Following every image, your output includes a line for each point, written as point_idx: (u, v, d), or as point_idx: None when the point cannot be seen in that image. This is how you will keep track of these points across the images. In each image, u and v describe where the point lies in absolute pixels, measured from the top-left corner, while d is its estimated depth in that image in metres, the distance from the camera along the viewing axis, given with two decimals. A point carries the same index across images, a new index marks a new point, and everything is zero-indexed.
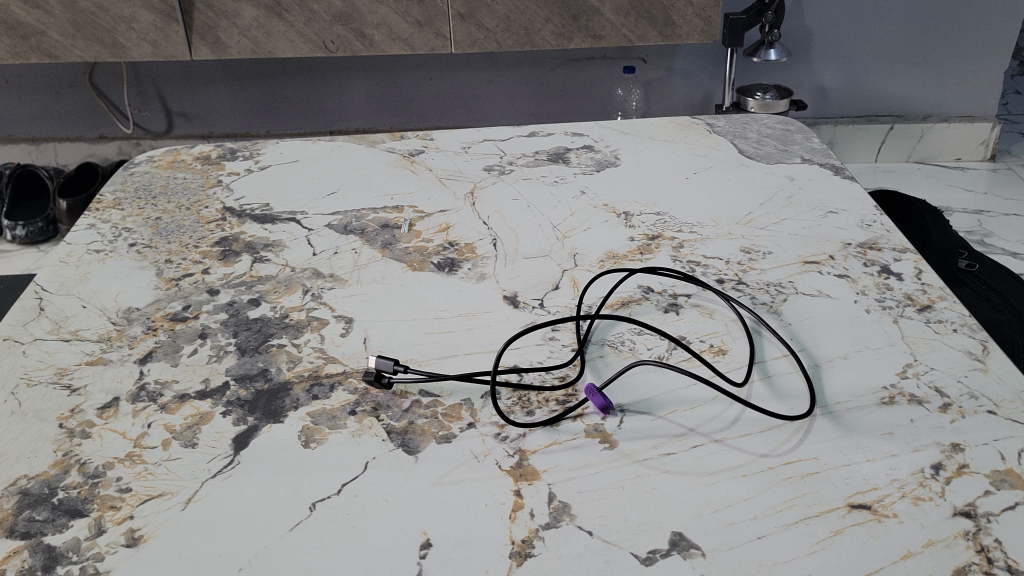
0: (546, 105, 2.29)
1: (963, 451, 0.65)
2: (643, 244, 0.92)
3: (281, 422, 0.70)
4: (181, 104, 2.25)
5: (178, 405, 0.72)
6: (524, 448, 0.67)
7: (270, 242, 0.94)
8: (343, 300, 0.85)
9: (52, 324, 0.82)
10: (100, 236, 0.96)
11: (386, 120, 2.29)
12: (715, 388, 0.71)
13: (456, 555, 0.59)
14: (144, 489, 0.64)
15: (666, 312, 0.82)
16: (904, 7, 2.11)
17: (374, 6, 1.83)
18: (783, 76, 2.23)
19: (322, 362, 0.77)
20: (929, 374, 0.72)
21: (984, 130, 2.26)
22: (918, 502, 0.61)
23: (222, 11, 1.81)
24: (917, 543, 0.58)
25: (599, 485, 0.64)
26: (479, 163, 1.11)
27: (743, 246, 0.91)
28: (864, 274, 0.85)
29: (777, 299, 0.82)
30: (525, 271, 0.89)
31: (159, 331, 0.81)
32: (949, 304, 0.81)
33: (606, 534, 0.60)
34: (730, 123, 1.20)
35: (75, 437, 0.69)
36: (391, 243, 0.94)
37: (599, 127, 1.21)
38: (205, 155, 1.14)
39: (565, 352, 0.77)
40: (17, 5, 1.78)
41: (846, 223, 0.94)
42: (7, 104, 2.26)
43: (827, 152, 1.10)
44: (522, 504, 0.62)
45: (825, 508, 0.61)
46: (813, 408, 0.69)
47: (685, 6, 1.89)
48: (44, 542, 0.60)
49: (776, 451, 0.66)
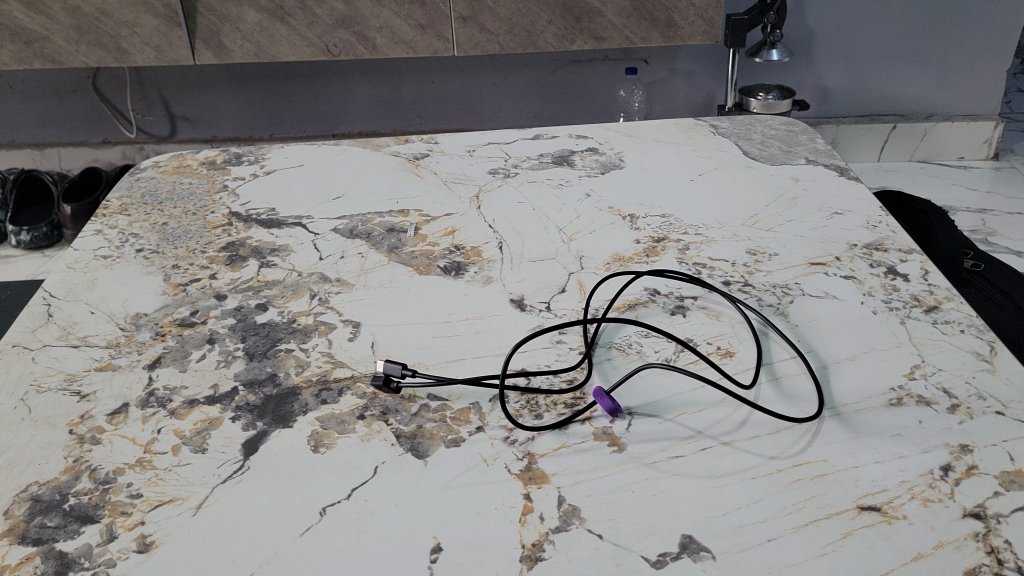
0: (549, 106, 2.29)
1: (972, 452, 0.65)
2: (649, 246, 0.92)
3: (290, 427, 0.70)
4: (184, 108, 2.25)
5: (187, 411, 0.72)
6: (533, 452, 0.67)
7: (276, 247, 0.95)
8: (351, 305, 0.85)
9: (61, 330, 0.82)
10: (107, 242, 0.97)
11: (389, 123, 2.29)
12: (723, 390, 0.71)
13: (466, 559, 0.59)
14: (155, 495, 0.64)
15: (673, 314, 0.82)
16: (906, 6, 2.11)
17: (377, 10, 1.83)
18: (785, 76, 2.23)
19: (331, 366, 0.77)
20: (936, 375, 0.72)
21: (986, 129, 2.26)
22: (928, 504, 0.61)
23: (225, 15, 1.82)
24: (927, 545, 0.58)
25: (609, 488, 0.64)
26: (483, 166, 1.11)
27: (750, 248, 0.91)
28: (870, 275, 0.85)
29: (783, 301, 0.83)
30: (531, 275, 0.89)
31: (168, 336, 0.81)
32: (956, 304, 0.81)
33: (617, 537, 0.60)
34: (734, 124, 1.21)
35: (86, 443, 0.69)
36: (397, 246, 0.94)
37: (603, 129, 1.21)
38: (210, 160, 1.15)
39: (572, 355, 0.77)
40: (20, 11, 1.78)
41: (852, 224, 0.94)
42: (11, 110, 2.27)
43: (831, 153, 1.10)
44: (531, 508, 0.63)
45: (834, 510, 0.61)
46: (822, 410, 0.69)
47: (687, 7, 1.89)
48: (57, 549, 0.61)
49: (785, 453, 0.66)
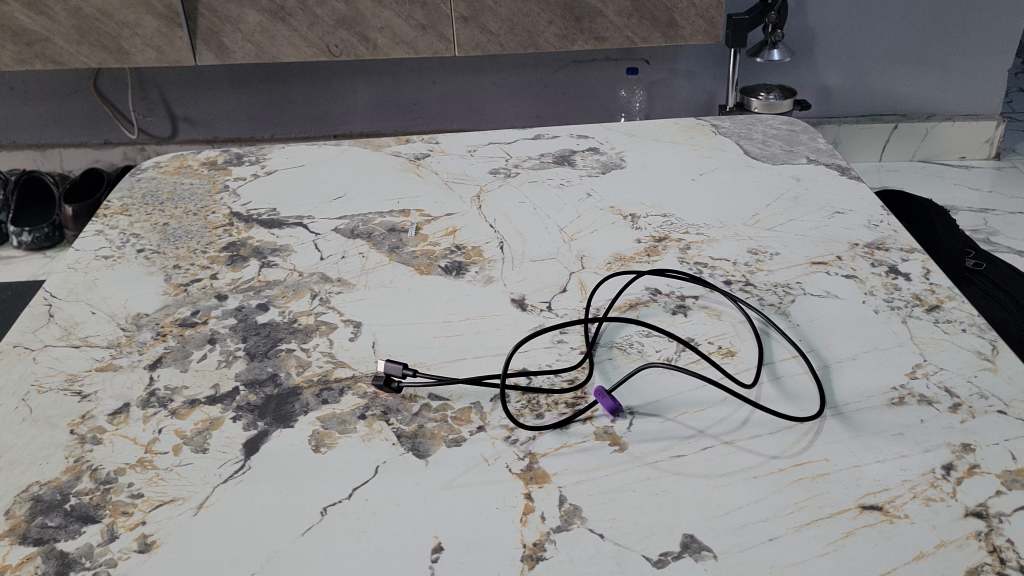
0: (550, 107, 2.29)
1: (973, 451, 0.65)
2: (650, 246, 0.92)
3: (291, 426, 0.70)
4: (185, 109, 2.25)
5: (188, 411, 0.72)
6: (534, 451, 0.67)
7: (277, 247, 0.95)
8: (351, 305, 0.85)
9: (61, 330, 0.82)
10: (109, 242, 0.97)
11: (390, 123, 2.29)
12: (725, 389, 0.71)
13: (467, 559, 0.59)
14: (156, 495, 0.64)
15: (674, 313, 0.82)
16: (907, 6, 2.11)
17: (377, 10, 1.83)
18: (786, 76, 2.23)
19: (332, 366, 0.77)
20: (938, 374, 0.72)
21: (988, 129, 2.26)
22: (929, 503, 0.61)
23: (226, 15, 1.82)
24: (929, 544, 0.58)
25: (610, 488, 0.64)
26: (484, 166, 1.11)
27: (751, 248, 0.91)
28: (872, 275, 0.85)
29: (785, 300, 0.82)
30: (532, 274, 0.89)
31: (169, 336, 0.81)
32: (958, 303, 0.81)
33: (618, 536, 0.60)
34: (735, 123, 1.20)
35: (87, 443, 0.69)
36: (398, 246, 0.94)
37: (605, 129, 1.21)
38: (211, 160, 1.15)
39: (574, 354, 0.77)
40: (21, 12, 1.79)
41: (854, 223, 0.94)
42: (12, 110, 2.27)
43: (832, 152, 1.10)
44: (532, 507, 0.62)
45: (836, 509, 0.61)
46: (823, 409, 0.69)
47: (688, 7, 1.89)
48: (58, 548, 0.61)
49: (787, 452, 0.66)
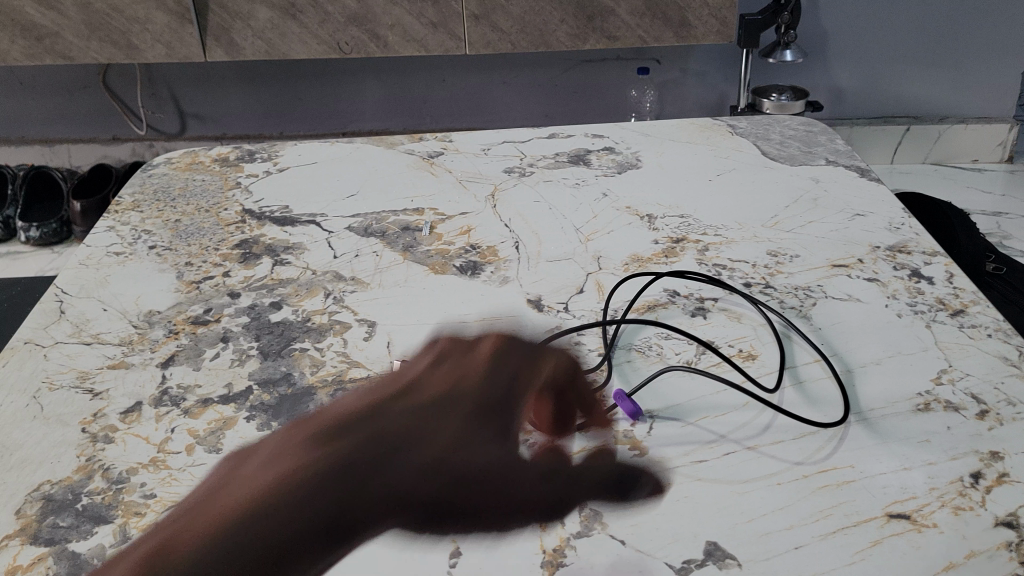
0: (560, 106, 2.28)
1: (1002, 459, 0.63)
2: (668, 247, 0.91)
3: (306, 427, 0.69)
4: (194, 106, 2.24)
5: (201, 410, 0.71)
6: (552, 456, 0.66)
7: (290, 245, 0.94)
8: (366, 304, 0.84)
9: (72, 327, 0.81)
10: (120, 238, 0.96)
11: (399, 121, 2.28)
12: (747, 393, 0.70)
13: (486, 565, 0.58)
14: (169, 496, 0.63)
15: (693, 316, 0.81)
16: (922, 8, 2.10)
17: (389, 8, 1.82)
18: (799, 77, 2.21)
19: (347, 366, 0.76)
20: (964, 381, 0.71)
21: (1001, 131, 2.22)
22: (959, 512, 0.60)
23: (236, 12, 1.81)
24: (959, 554, 0.57)
25: (631, 493, 0.62)
26: (499, 164, 1.10)
27: (771, 249, 0.90)
28: (894, 278, 0.84)
29: (806, 303, 0.81)
30: (548, 275, 0.88)
31: (181, 334, 0.80)
32: (982, 308, 0.79)
33: (640, 543, 0.59)
34: (752, 124, 1.19)
35: (98, 442, 0.68)
36: (412, 245, 0.93)
37: (620, 128, 1.20)
38: (223, 156, 1.13)
39: (591, 356, 0.76)
40: (32, 7, 1.78)
41: (874, 226, 0.93)
42: (21, 105, 2.26)
43: (851, 154, 1.09)
44: (552, 512, 0.61)
45: (863, 518, 0.59)
46: (847, 415, 0.68)
47: (701, 7, 1.87)
48: (69, 550, 0.60)
49: (812, 458, 0.65)
